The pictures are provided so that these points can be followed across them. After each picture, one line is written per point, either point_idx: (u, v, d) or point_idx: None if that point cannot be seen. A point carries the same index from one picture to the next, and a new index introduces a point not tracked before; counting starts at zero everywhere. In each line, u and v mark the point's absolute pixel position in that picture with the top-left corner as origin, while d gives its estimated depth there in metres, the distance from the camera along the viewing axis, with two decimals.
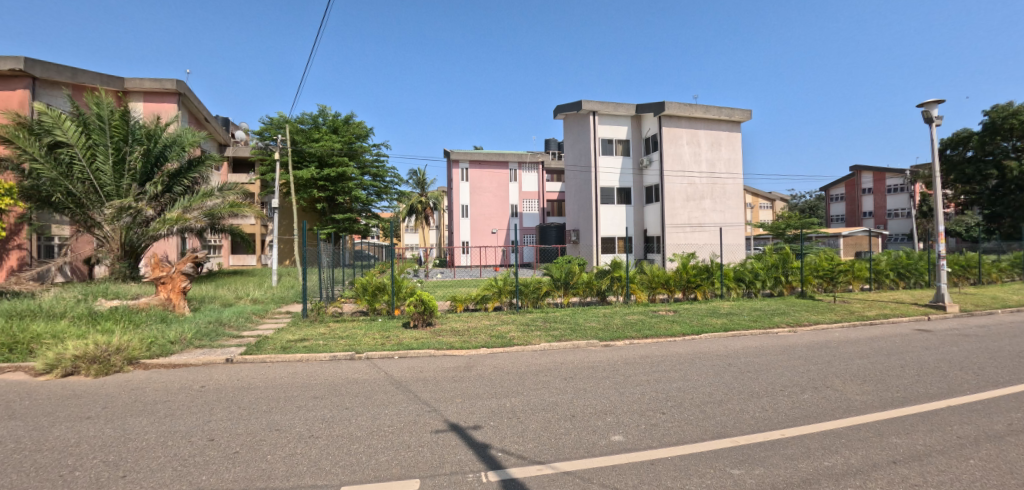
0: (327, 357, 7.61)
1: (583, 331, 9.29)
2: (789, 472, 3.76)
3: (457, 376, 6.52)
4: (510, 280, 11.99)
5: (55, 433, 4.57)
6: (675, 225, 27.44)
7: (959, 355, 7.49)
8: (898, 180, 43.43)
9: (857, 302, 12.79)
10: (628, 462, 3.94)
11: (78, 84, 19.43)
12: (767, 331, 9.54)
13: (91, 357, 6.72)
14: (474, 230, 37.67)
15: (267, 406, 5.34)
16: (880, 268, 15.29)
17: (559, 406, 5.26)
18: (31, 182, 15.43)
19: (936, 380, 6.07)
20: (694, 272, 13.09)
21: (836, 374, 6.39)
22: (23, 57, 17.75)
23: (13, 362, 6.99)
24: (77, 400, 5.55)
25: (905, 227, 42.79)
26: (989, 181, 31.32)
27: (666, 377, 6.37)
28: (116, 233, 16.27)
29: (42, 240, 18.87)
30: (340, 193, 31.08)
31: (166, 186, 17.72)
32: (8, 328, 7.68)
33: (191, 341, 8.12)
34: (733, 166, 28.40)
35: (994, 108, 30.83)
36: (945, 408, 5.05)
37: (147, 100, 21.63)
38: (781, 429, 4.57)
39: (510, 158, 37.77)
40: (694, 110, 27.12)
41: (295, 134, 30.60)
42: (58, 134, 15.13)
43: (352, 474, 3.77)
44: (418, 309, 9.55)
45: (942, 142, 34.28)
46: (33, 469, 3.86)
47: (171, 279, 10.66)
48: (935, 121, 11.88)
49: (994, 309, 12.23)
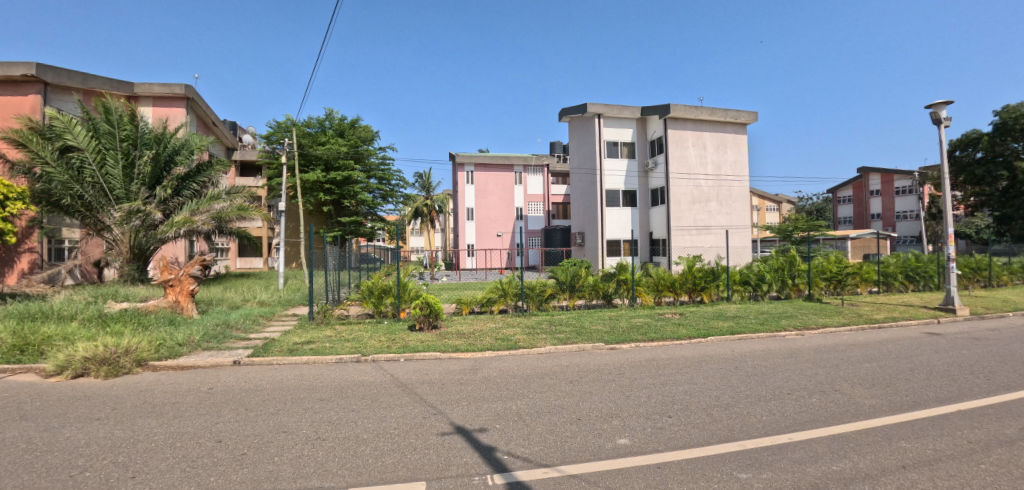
0: (334, 360, 7.64)
1: (589, 334, 9.27)
2: (797, 476, 3.74)
3: (462, 380, 6.51)
4: (515, 283, 11.93)
5: (66, 434, 4.61)
6: (680, 228, 27.38)
7: (969, 358, 7.43)
8: (906, 182, 43.14)
9: (865, 305, 12.71)
10: (634, 466, 3.93)
11: (89, 88, 19.71)
12: (774, 335, 9.48)
13: (101, 359, 6.78)
14: (479, 233, 37.68)
15: (274, 408, 5.37)
16: (889, 270, 15.21)
17: (565, 410, 5.26)
18: (41, 185, 15.55)
19: (946, 384, 6.03)
20: (700, 275, 13.06)
21: (844, 378, 6.35)
22: (35, 63, 17.93)
23: (25, 363, 7.06)
24: (87, 402, 5.59)
25: (914, 229, 42.49)
26: (999, 182, 31.02)
27: (672, 380, 6.36)
28: (126, 236, 16.41)
29: (52, 243, 19.03)
30: (346, 196, 31.25)
31: (175, 189, 17.87)
32: (18, 330, 7.75)
33: (199, 343, 8.20)
34: (739, 168, 28.33)
35: (1004, 108, 30.57)
36: (955, 413, 5.02)
37: (156, 105, 21.85)
38: (788, 433, 4.55)
39: (515, 161, 37.83)
40: (700, 112, 27.07)
41: (301, 138, 30.79)
42: (68, 139, 15.26)
43: (358, 476, 3.79)
44: (424, 312, 9.59)
45: (951, 143, 33.96)
46: (45, 469, 3.90)
47: (179, 282, 10.72)
48: (944, 122, 11.81)
49: (1005, 313, 12.10)
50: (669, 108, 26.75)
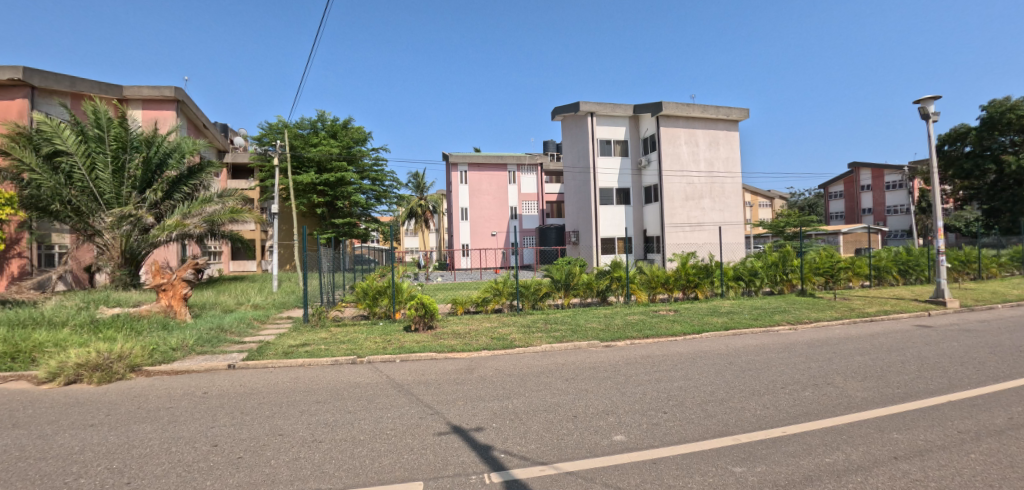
0: (329, 361, 7.64)
1: (584, 332, 9.33)
2: (792, 469, 3.77)
3: (458, 380, 6.51)
4: (510, 282, 11.97)
5: (59, 441, 4.59)
6: (674, 225, 27.49)
7: (959, 350, 7.52)
8: (897, 177, 43.59)
9: (857, 299, 12.84)
10: (629, 462, 3.95)
11: (77, 92, 19.53)
12: (768, 330, 9.56)
13: (93, 364, 6.73)
14: (474, 232, 37.67)
15: (270, 411, 5.36)
16: (881, 264, 15.35)
17: (561, 407, 5.29)
18: (28, 191, 15.30)
19: (937, 376, 6.09)
20: (694, 272, 13.14)
21: (837, 372, 6.41)
22: (22, 67, 17.74)
23: (16, 370, 7.00)
24: (80, 409, 5.55)
25: (905, 223, 42.92)
26: (987, 176, 31.31)
27: (667, 376, 6.41)
28: (117, 241, 16.27)
29: (42, 248, 18.87)
30: (340, 197, 31.18)
31: (166, 192, 17.71)
32: (9, 337, 7.67)
33: (193, 347, 8.18)
34: (731, 165, 28.49)
35: (992, 103, 30.88)
36: (945, 404, 5.08)
37: (146, 108, 21.71)
38: (782, 427, 4.59)
39: (508, 160, 37.84)
40: (692, 109, 27.19)
41: (293, 139, 30.60)
42: (57, 143, 15.16)
43: (356, 477, 3.79)
44: (419, 312, 9.55)
45: (940, 138, 34.22)
46: (38, 476, 3.89)
47: (172, 286, 10.65)
48: (932, 117, 11.94)
49: (994, 304, 12.25)
50: (661, 106, 26.84)
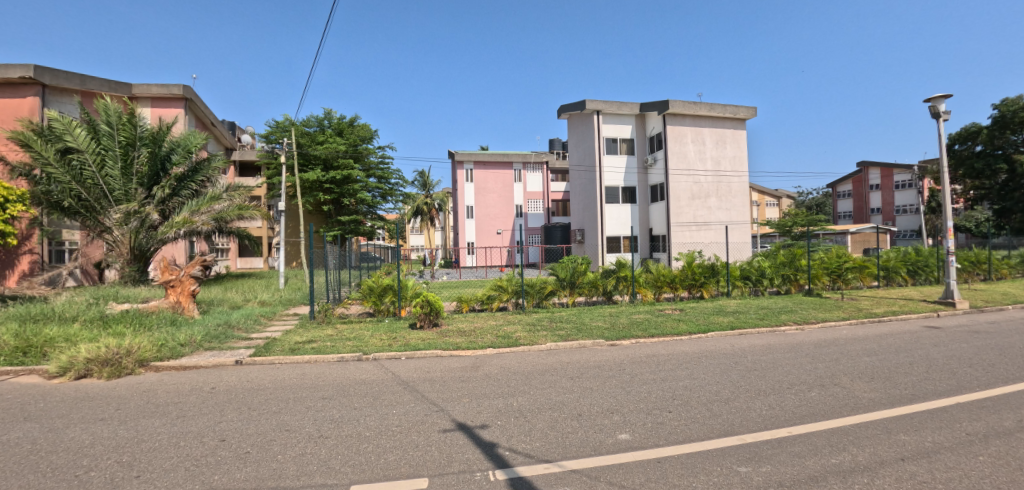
0: (335, 358, 7.68)
1: (589, 331, 9.28)
2: (797, 470, 3.77)
3: (464, 376, 6.57)
4: (515, 280, 11.94)
5: (70, 434, 4.65)
6: (680, 224, 27.42)
7: (967, 351, 7.48)
8: (906, 176, 43.32)
9: (865, 299, 12.84)
10: (635, 460, 3.96)
11: (87, 89, 19.67)
12: (773, 330, 9.51)
13: (103, 360, 6.79)
14: (479, 230, 37.70)
15: (277, 406, 5.41)
16: (889, 264, 15.21)
17: (566, 406, 5.28)
18: (42, 188, 15.54)
19: (945, 377, 6.05)
20: (700, 271, 13.09)
21: (845, 372, 6.37)
22: (33, 65, 17.91)
23: (26, 365, 7.07)
24: (90, 403, 5.61)
25: (914, 223, 42.67)
26: (999, 175, 30.90)
27: (672, 375, 6.40)
28: (126, 237, 16.41)
29: (52, 244, 19.04)
30: (346, 195, 31.32)
31: (173, 189, 17.60)
32: (20, 332, 7.76)
33: (200, 343, 8.23)
34: (739, 163, 28.43)
35: (1004, 101, 30.44)
36: (953, 405, 5.05)
37: (154, 105, 21.87)
38: (787, 427, 4.58)
39: (514, 158, 37.83)
40: (699, 108, 27.07)
41: (300, 137, 30.73)
42: (68, 140, 15.34)
43: (362, 473, 3.81)
44: (425, 309, 9.60)
45: (951, 136, 33.80)
46: (49, 469, 3.94)
47: (179, 282, 10.72)
48: (942, 115, 11.84)
49: (1004, 306, 12.11)
50: (668, 104, 26.64)
